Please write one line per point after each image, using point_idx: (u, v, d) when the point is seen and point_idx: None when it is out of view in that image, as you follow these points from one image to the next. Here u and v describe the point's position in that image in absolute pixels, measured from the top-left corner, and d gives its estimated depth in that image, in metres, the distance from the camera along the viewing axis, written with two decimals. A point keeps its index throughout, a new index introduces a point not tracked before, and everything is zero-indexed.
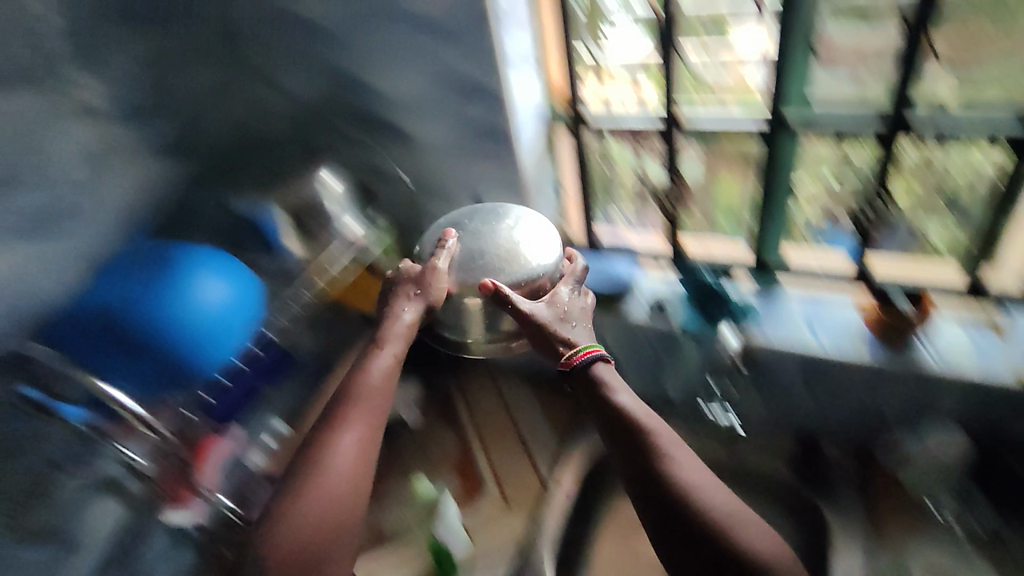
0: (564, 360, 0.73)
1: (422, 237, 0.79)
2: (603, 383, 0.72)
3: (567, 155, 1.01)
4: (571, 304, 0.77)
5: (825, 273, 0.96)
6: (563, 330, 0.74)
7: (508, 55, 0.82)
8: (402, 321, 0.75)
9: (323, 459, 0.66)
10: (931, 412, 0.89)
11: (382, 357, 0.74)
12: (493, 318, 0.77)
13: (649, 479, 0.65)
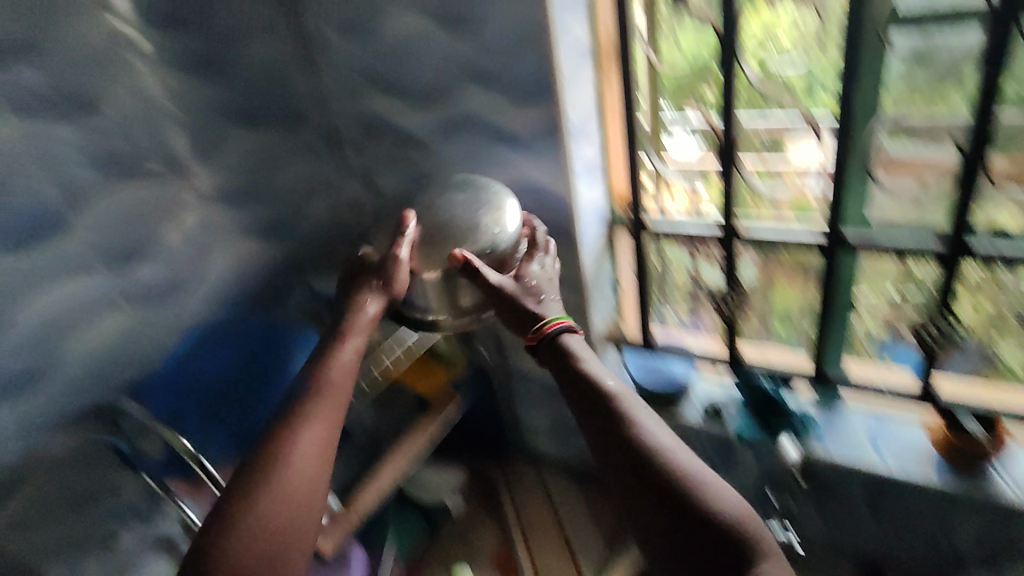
0: (532, 331, 0.74)
1: (382, 227, 0.81)
2: (570, 350, 0.72)
3: (625, 256, 1.04)
4: (537, 275, 0.80)
5: (890, 391, 0.93)
6: (528, 297, 0.76)
7: (578, 166, 0.90)
8: (364, 316, 0.75)
9: (279, 449, 0.64)
10: (1007, 546, 0.86)
11: (342, 353, 0.73)
12: (454, 291, 0.79)
13: (612, 435, 0.63)
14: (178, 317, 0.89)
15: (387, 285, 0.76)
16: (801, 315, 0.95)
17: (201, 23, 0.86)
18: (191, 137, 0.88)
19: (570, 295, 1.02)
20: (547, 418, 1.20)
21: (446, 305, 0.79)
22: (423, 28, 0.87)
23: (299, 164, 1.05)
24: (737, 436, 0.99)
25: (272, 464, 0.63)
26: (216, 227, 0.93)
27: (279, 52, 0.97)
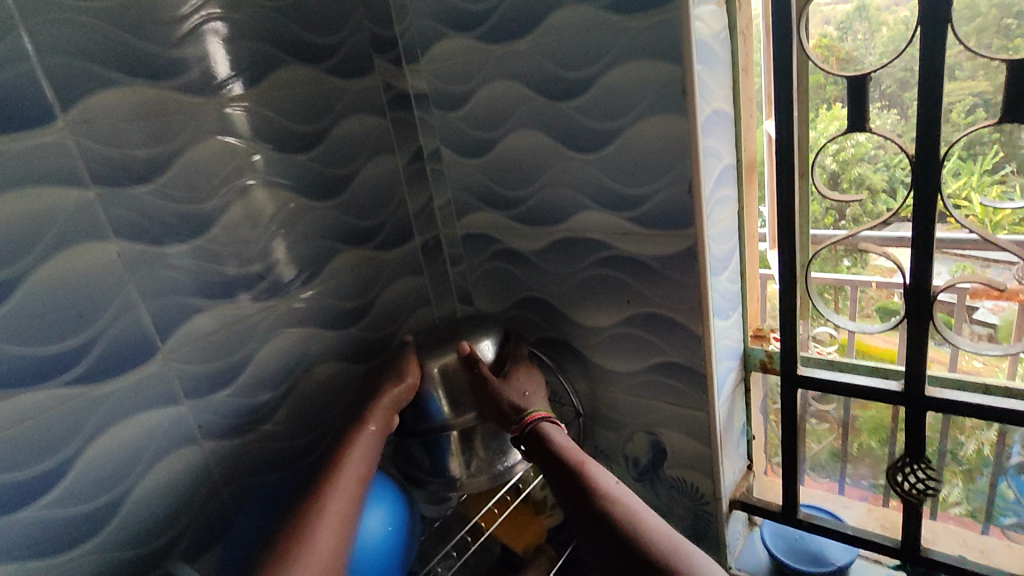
0: (519, 417, 0.73)
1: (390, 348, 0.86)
2: (549, 437, 0.71)
3: (757, 395, 0.91)
4: (528, 385, 0.79)
5: None
6: (515, 389, 0.77)
7: (716, 302, 0.78)
8: (382, 403, 0.76)
9: (302, 521, 0.63)
10: None
11: (364, 434, 0.73)
12: (453, 390, 0.80)
13: (590, 515, 0.63)
14: (256, 447, 0.81)
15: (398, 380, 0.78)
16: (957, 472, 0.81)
17: (321, 142, 0.85)
18: (298, 256, 0.83)
19: (696, 447, 0.87)
20: None
21: (445, 401, 0.79)
22: (548, 150, 0.82)
23: (402, 279, 1.00)
24: None
25: (292, 537, 0.61)
26: (310, 347, 0.86)
27: (391, 169, 0.95)
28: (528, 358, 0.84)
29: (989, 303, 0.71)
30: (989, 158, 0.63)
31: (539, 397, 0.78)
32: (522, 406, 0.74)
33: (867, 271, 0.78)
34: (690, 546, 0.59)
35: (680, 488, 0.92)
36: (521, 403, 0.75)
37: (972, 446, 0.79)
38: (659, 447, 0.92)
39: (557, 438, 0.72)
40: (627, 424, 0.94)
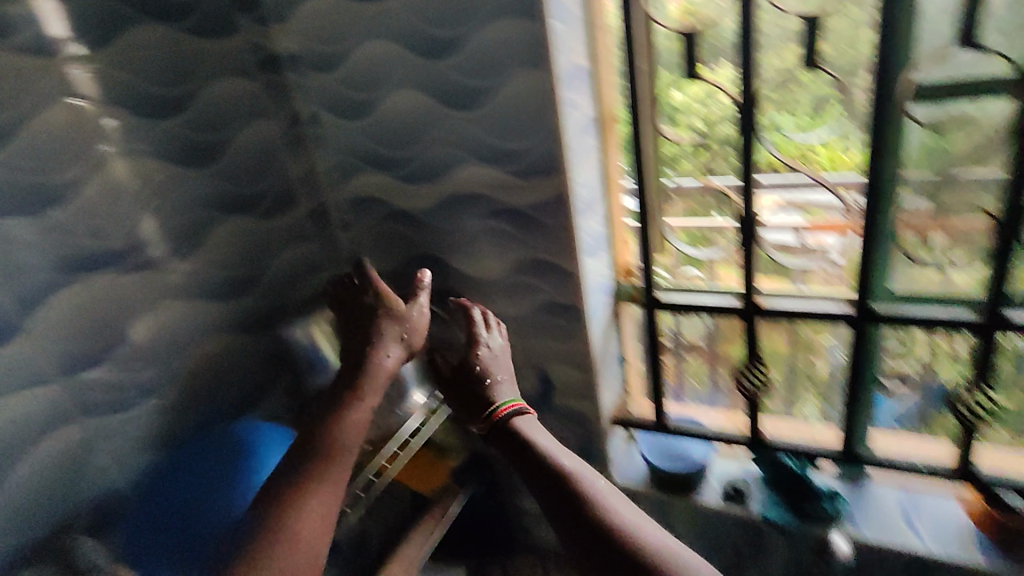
0: (491, 411, 0.76)
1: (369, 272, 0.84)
2: (523, 432, 0.74)
3: (631, 327, 1.01)
4: (494, 362, 0.82)
5: (927, 467, 0.87)
6: (485, 374, 0.80)
7: (586, 242, 0.87)
8: (382, 367, 0.76)
9: (289, 506, 0.62)
10: None
11: (355, 411, 0.72)
12: None
13: (574, 512, 0.65)
14: (144, 422, 0.79)
15: (394, 339, 0.78)
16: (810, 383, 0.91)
17: (188, 108, 0.82)
18: (172, 225, 0.81)
19: (581, 375, 0.97)
20: None
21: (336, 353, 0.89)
22: (426, 109, 0.85)
23: (293, 246, 0.99)
24: (765, 520, 0.93)
25: (274, 532, 0.60)
26: (196, 317, 0.85)
27: (269, 134, 0.93)
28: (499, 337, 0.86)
29: (836, 241, 0.81)
30: (835, 114, 0.74)
31: (510, 384, 0.80)
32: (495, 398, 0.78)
33: (726, 216, 0.85)
34: (666, 534, 0.63)
35: (570, 415, 1.02)
36: (490, 397, 0.78)
37: (823, 364, 0.89)
38: (549, 381, 1.01)
39: (538, 439, 0.73)
40: (520, 364, 1.02)
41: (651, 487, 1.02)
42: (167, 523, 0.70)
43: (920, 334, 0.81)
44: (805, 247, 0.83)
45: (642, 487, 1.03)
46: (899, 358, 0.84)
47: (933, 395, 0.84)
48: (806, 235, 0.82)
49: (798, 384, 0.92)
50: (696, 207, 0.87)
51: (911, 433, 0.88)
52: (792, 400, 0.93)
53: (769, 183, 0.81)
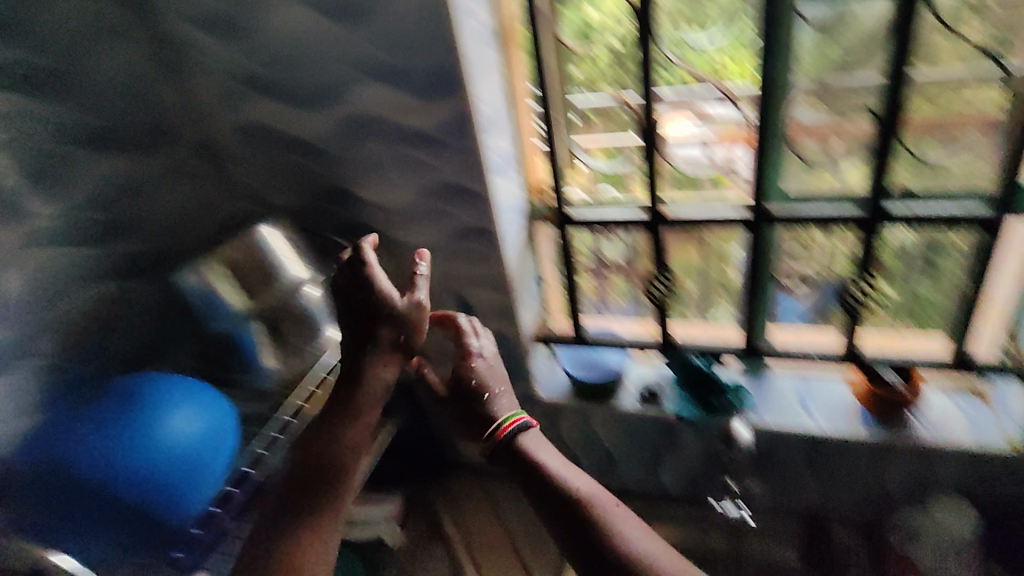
0: (492, 430, 0.80)
1: (264, 242, 0.88)
2: (526, 450, 0.78)
3: (546, 247, 1.01)
4: (490, 373, 0.84)
5: (820, 356, 0.95)
6: (477, 389, 0.83)
7: (493, 161, 0.85)
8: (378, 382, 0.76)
9: (294, 548, 0.68)
10: (931, 486, 0.91)
11: (352, 438, 0.75)
12: (254, 283, 0.85)
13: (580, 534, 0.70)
14: (25, 376, 0.76)
15: (390, 351, 0.77)
16: (721, 288, 0.95)
17: (24, 32, 0.72)
18: (23, 168, 0.73)
19: (499, 297, 0.98)
20: None
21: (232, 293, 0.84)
22: (318, 26, 0.76)
23: (177, 182, 0.94)
24: (678, 417, 0.99)
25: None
26: (67, 267, 0.80)
27: (136, 61, 0.84)
28: (489, 349, 0.87)
29: (742, 152, 0.83)
30: (750, 31, 0.74)
31: (508, 397, 0.83)
32: (490, 414, 0.81)
33: (636, 130, 0.86)
34: (662, 547, 0.69)
35: (490, 337, 1.04)
36: (484, 411, 0.82)
37: (733, 270, 0.92)
38: (468, 307, 1.01)
39: (538, 454, 0.77)
40: (437, 291, 1.01)
41: (573, 398, 1.06)
42: (48, 483, 0.68)
43: (814, 231, 0.86)
44: (715, 161, 0.85)
45: (564, 399, 1.06)
46: (798, 259, 0.89)
47: (828, 293, 0.91)
48: (709, 145, 0.84)
49: (712, 290, 0.96)
50: (615, 117, 0.86)
51: (807, 329, 0.95)
52: (707, 307, 0.98)
53: (673, 95, 0.82)
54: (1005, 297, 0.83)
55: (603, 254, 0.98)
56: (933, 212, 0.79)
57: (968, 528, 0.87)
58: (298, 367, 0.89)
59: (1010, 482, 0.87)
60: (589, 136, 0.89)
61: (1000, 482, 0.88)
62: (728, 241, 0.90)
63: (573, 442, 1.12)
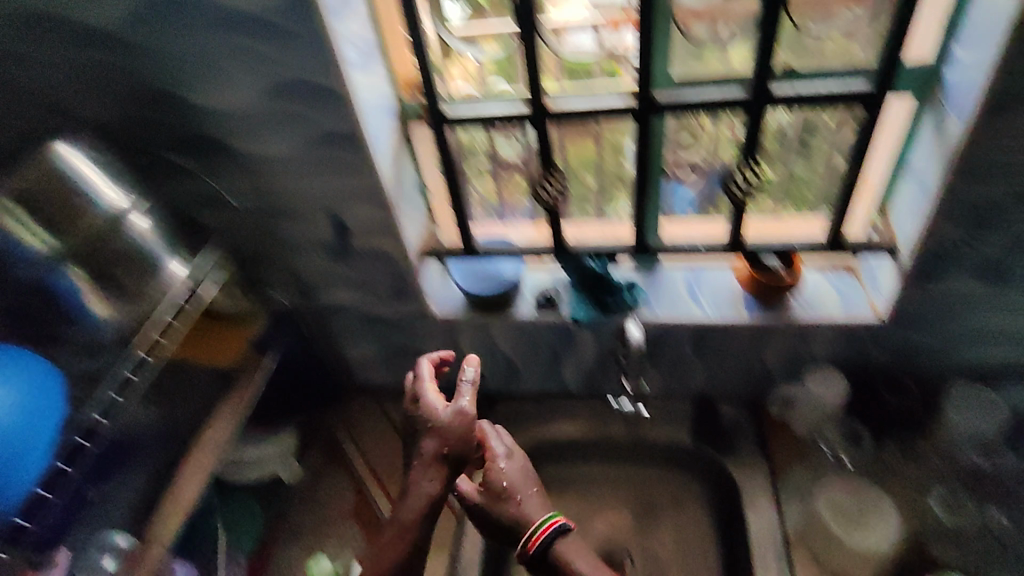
0: (526, 543, 0.78)
1: (63, 162, 0.81)
2: (561, 561, 0.77)
3: (425, 151, 0.92)
4: (518, 476, 0.83)
5: (705, 246, 0.92)
6: (511, 497, 0.81)
7: (349, 53, 0.73)
8: (419, 490, 0.78)
9: None
10: (807, 364, 0.95)
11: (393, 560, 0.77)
12: (65, 219, 0.80)
13: None
14: None
15: (439, 463, 0.78)
16: (614, 181, 0.93)
17: None
18: None
19: (375, 212, 0.88)
20: (376, 349, 1.11)
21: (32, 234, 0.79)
22: None
23: None
24: (574, 321, 0.97)
25: None
26: None
27: None
28: (512, 452, 0.85)
29: (625, 38, 0.77)
30: None
31: (531, 501, 0.81)
32: (522, 523, 0.80)
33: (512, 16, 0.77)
34: None
35: (373, 256, 0.95)
36: (514, 520, 0.80)
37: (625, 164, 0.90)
38: (342, 225, 0.91)
39: (574, 560, 0.77)
40: (308, 210, 0.90)
41: (470, 312, 1.01)
42: None
43: (702, 119, 0.83)
44: (606, 49, 0.79)
45: (461, 314, 1.01)
46: (688, 148, 0.87)
47: (714, 181, 0.90)
48: (597, 32, 0.78)
49: (608, 185, 0.94)
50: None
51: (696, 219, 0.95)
52: (604, 202, 0.97)
53: None
54: (879, 177, 0.85)
55: (497, 154, 0.91)
56: (816, 91, 0.75)
57: (839, 399, 0.93)
58: (136, 313, 0.82)
59: (881, 349, 0.91)
60: (473, 24, 0.79)
61: (868, 354, 0.92)
62: (621, 137, 0.87)
63: (472, 354, 1.09)
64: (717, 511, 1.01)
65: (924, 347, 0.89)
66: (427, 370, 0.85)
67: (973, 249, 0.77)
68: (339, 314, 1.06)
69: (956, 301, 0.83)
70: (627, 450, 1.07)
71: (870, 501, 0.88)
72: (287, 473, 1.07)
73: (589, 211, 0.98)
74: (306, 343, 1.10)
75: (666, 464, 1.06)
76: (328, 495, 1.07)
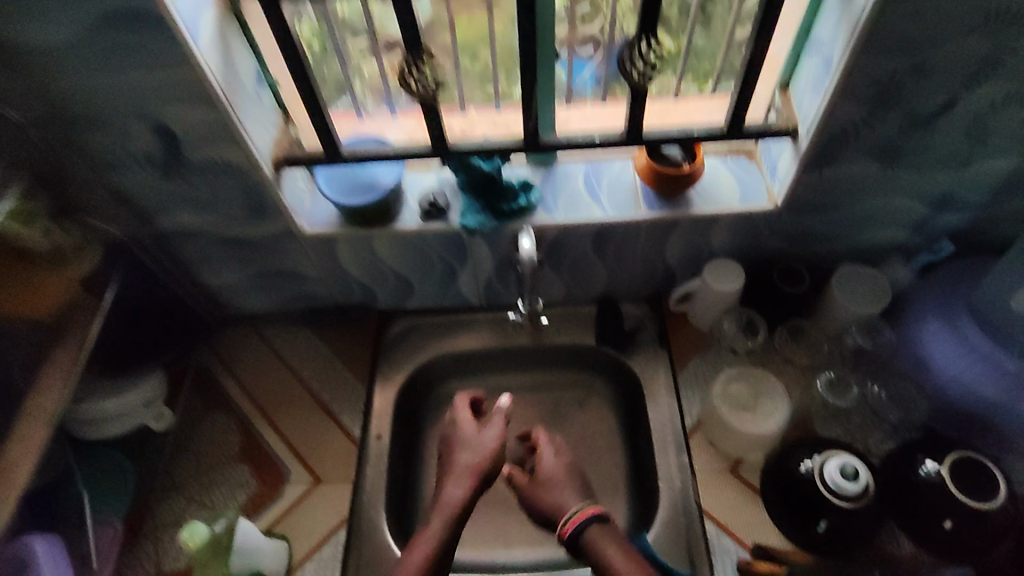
0: (560, 529, 0.78)
1: None
2: (592, 548, 0.75)
3: (266, 40, 0.76)
4: (558, 468, 0.85)
5: (602, 141, 0.82)
6: (552, 487, 0.83)
7: None
8: (446, 495, 0.81)
9: None
10: (706, 256, 0.93)
11: (427, 533, 0.77)
12: None
13: None
14: None
15: (472, 472, 0.83)
16: (508, 57, 0.82)
17: None
18: None
19: (205, 113, 0.72)
20: (245, 273, 0.99)
21: None
22: None
23: None
24: (465, 230, 0.87)
25: None
26: None
27: None
28: (560, 449, 0.89)
29: None
30: None
31: (571, 492, 0.83)
32: (560, 512, 0.81)
33: None
34: None
35: (215, 169, 0.79)
36: (556, 507, 0.81)
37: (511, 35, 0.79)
38: (169, 133, 0.75)
39: (602, 548, 0.74)
40: (120, 115, 0.72)
41: (344, 227, 0.89)
42: None
43: None
44: None
45: (334, 229, 0.89)
46: (587, 21, 0.77)
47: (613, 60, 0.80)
48: None
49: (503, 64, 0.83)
50: None
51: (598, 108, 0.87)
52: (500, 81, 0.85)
53: None
54: (780, 49, 0.78)
55: (374, 34, 0.77)
56: None
57: (735, 287, 0.89)
58: None
59: (775, 237, 0.90)
60: None
61: (764, 241, 0.90)
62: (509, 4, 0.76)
63: (356, 272, 0.98)
64: (621, 408, 1.01)
65: (815, 230, 0.88)
66: (462, 401, 0.92)
67: (868, 128, 0.74)
68: (190, 239, 0.91)
69: (847, 183, 0.81)
70: (529, 356, 1.04)
71: (762, 385, 0.86)
72: (157, 421, 0.94)
73: (485, 96, 0.87)
74: (159, 274, 0.95)
75: (571, 366, 1.05)
76: (211, 439, 0.96)
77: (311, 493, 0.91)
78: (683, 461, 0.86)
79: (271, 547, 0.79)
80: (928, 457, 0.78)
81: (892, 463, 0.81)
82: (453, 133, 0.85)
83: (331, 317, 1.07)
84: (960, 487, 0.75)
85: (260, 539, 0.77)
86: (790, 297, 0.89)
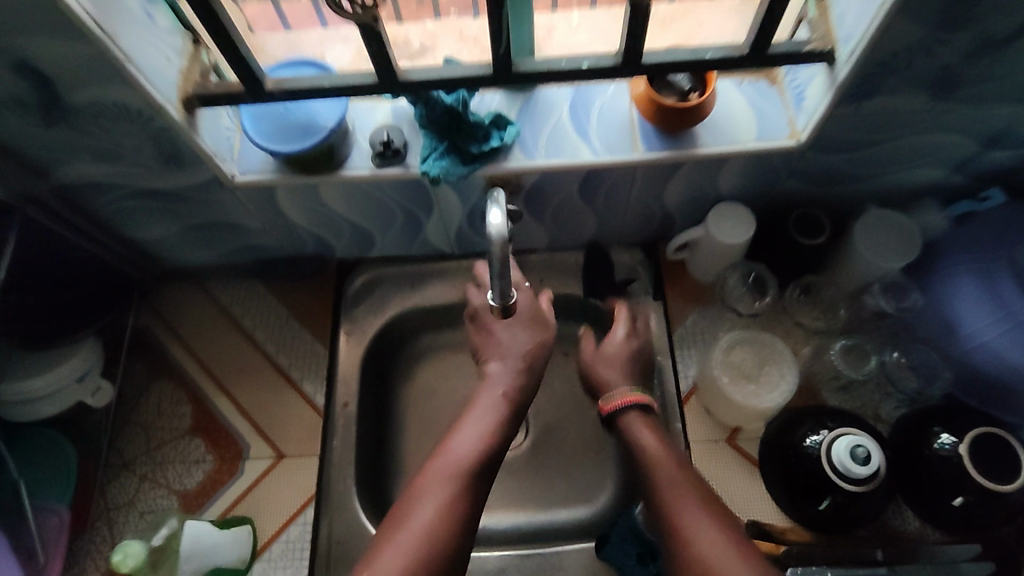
0: (603, 400, 0.73)
1: None
2: (630, 430, 0.70)
3: None
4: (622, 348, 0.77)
5: (589, 67, 0.65)
6: (608, 365, 0.76)
7: None
8: (495, 368, 0.77)
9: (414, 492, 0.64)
10: (712, 199, 0.80)
11: (487, 393, 0.74)
12: None
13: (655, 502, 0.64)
14: None
15: (529, 350, 0.78)
16: None
17: None
18: None
19: (75, 49, 0.55)
20: (178, 226, 0.85)
21: None
22: None
23: None
24: (428, 178, 0.73)
25: (397, 507, 0.64)
26: None
27: None
28: (634, 331, 0.79)
29: None
30: None
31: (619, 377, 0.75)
32: (604, 390, 0.75)
33: None
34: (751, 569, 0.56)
35: (106, 112, 0.63)
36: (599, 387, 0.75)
37: None
38: (37, 72, 0.58)
39: (637, 434, 0.69)
40: None
41: (283, 173, 0.74)
42: None
43: None
44: None
45: (270, 177, 0.74)
46: None
47: None
48: None
49: None
50: None
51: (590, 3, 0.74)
52: None
53: None
54: None
55: None
56: None
57: (742, 238, 0.77)
58: None
59: (795, 178, 0.77)
60: None
61: (779, 182, 0.77)
62: None
63: (305, 221, 0.84)
64: None
65: (841, 171, 0.75)
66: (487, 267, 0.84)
67: (926, 53, 0.58)
68: (98, 191, 0.76)
69: (887, 118, 0.67)
70: None
71: (768, 352, 0.77)
72: (94, 397, 0.85)
73: None
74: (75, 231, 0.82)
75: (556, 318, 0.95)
76: (159, 412, 0.88)
77: (275, 470, 0.84)
78: (676, 430, 0.80)
79: (227, 537, 0.77)
80: (944, 430, 0.71)
81: (903, 435, 0.74)
82: (410, 50, 0.75)
83: (285, 268, 0.95)
84: (978, 467, 0.68)
85: (209, 532, 0.77)
86: (806, 249, 0.78)
